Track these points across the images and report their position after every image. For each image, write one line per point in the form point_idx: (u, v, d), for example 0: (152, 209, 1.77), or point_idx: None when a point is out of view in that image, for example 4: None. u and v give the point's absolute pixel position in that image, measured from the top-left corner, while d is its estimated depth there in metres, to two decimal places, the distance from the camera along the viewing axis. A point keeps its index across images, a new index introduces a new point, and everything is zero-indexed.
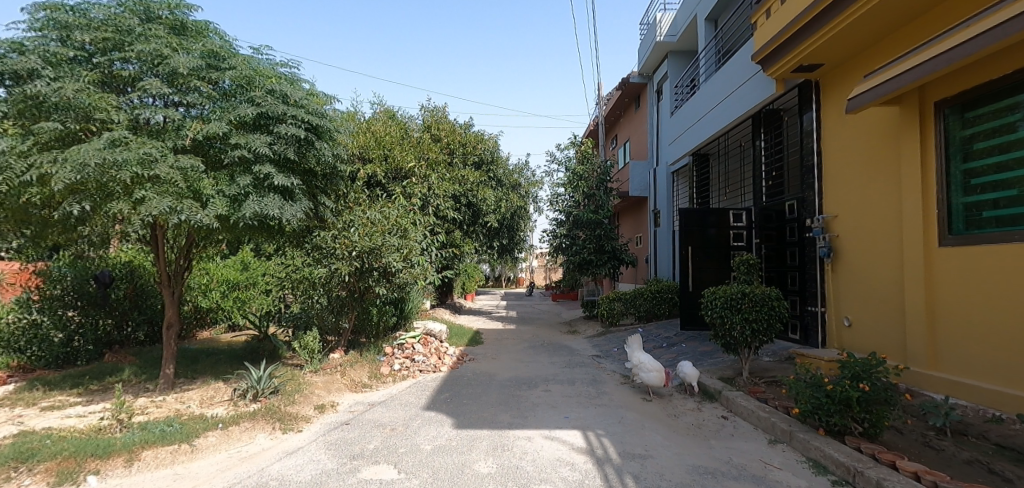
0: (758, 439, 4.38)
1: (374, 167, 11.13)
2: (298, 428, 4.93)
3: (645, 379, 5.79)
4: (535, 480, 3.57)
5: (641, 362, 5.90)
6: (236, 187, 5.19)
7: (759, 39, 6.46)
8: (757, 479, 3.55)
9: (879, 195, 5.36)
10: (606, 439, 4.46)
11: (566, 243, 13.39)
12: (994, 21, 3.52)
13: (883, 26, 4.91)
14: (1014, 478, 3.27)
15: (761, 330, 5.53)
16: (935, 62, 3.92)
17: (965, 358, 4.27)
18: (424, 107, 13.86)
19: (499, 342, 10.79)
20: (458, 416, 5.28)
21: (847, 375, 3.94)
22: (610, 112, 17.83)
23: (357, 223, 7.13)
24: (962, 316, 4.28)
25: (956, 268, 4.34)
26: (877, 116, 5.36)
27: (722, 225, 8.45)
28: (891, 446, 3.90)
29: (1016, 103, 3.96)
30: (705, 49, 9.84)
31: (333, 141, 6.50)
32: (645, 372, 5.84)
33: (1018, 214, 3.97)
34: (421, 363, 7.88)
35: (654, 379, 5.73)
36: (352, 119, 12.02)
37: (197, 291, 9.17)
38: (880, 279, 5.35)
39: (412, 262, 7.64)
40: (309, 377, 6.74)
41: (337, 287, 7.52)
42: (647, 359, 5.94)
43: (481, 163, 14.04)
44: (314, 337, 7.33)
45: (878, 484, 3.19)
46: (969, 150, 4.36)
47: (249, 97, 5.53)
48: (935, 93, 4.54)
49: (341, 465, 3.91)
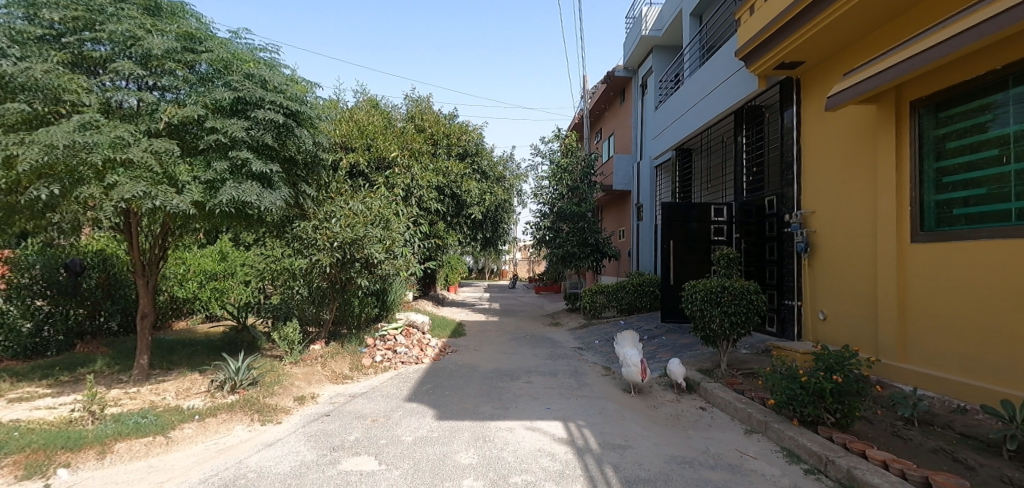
0: (734, 429, 4.47)
1: (357, 156, 11.03)
2: (277, 419, 4.86)
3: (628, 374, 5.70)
4: (516, 470, 3.59)
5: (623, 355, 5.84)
6: (212, 173, 5.07)
7: (743, 35, 6.52)
8: (733, 468, 3.63)
9: (854, 192, 5.48)
10: (587, 430, 4.51)
11: (550, 235, 13.43)
12: (973, 21, 3.58)
13: (863, 25, 5.00)
14: (976, 466, 3.36)
15: (739, 323, 5.63)
16: (912, 62, 4.00)
17: (934, 352, 4.41)
18: (408, 97, 13.74)
19: (481, 334, 10.82)
20: (439, 407, 5.27)
21: (821, 367, 4.03)
22: (596, 105, 17.88)
23: (338, 214, 7.03)
24: (933, 311, 4.41)
25: (928, 264, 4.47)
26: (854, 114, 5.47)
27: (704, 219, 8.56)
28: (862, 436, 3.99)
29: (989, 104, 4.07)
30: (688, 45, 9.91)
31: (314, 128, 6.39)
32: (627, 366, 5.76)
33: (986, 212, 4.11)
34: (403, 354, 7.81)
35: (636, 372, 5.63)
36: (334, 107, 11.83)
37: (173, 280, 8.96)
38: (854, 274, 5.49)
39: (395, 254, 7.59)
40: (288, 368, 6.66)
41: (318, 278, 7.40)
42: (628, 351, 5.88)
43: (465, 154, 13.94)
44: (294, 328, 7.22)
45: (848, 473, 3.28)
46: (942, 149, 4.48)
47: (226, 81, 5.39)
48: (911, 91, 4.64)
49: (320, 457, 3.88)
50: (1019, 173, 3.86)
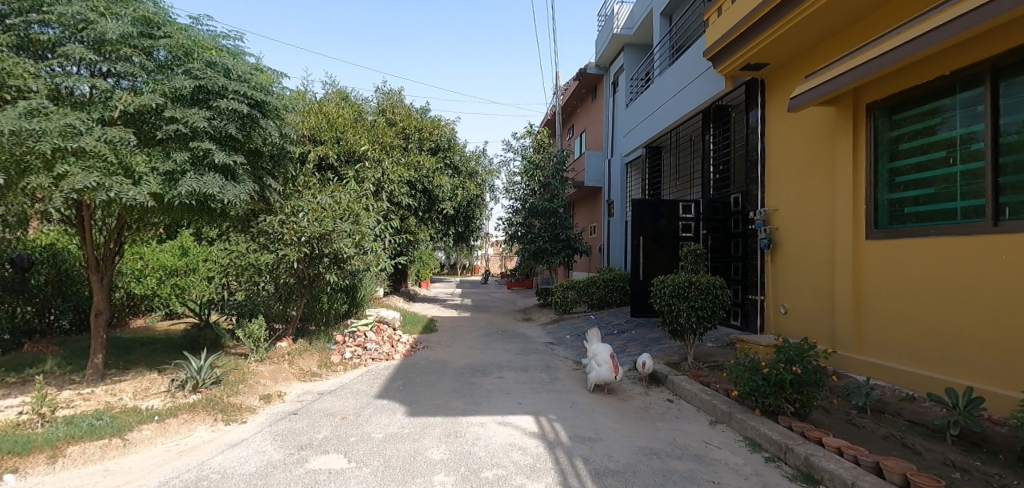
0: (700, 420, 4.60)
1: (325, 149, 10.82)
2: (242, 419, 4.74)
3: (596, 374, 5.58)
4: (487, 465, 3.60)
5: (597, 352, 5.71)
6: (171, 163, 4.86)
7: (711, 35, 6.67)
8: (698, 458, 3.73)
9: (815, 191, 5.70)
10: (558, 423, 4.56)
11: (522, 231, 13.45)
12: (923, 28, 3.78)
13: (824, 29, 5.19)
14: (923, 451, 3.55)
15: (705, 317, 5.78)
16: (868, 67, 4.19)
17: (886, 343, 4.63)
18: (379, 90, 13.55)
19: (453, 330, 10.79)
20: (411, 404, 5.23)
21: (781, 359, 4.18)
22: (568, 103, 18.01)
23: (306, 208, 6.85)
24: (887, 305, 4.63)
25: (882, 260, 4.69)
26: (815, 115, 5.68)
27: (672, 216, 8.72)
28: (819, 424, 4.16)
29: (937, 108, 4.29)
30: (658, 44, 10.08)
31: (280, 120, 6.22)
32: (598, 365, 5.64)
33: (934, 211, 4.33)
34: (373, 350, 7.72)
35: (606, 375, 5.53)
36: (302, 99, 11.55)
37: (130, 276, 8.55)
38: (813, 270, 5.72)
39: (364, 249, 7.48)
40: (253, 366, 6.50)
41: (286, 274, 7.21)
42: (603, 349, 5.76)
43: (437, 149, 13.79)
44: (260, 325, 7.03)
45: (806, 460, 3.42)
46: (895, 150, 4.70)
47: (186, 69, 5.18)
48: (868, 94, 4.85)
49: (287, 456, 3.80)
50: (964, 174, 4.07)
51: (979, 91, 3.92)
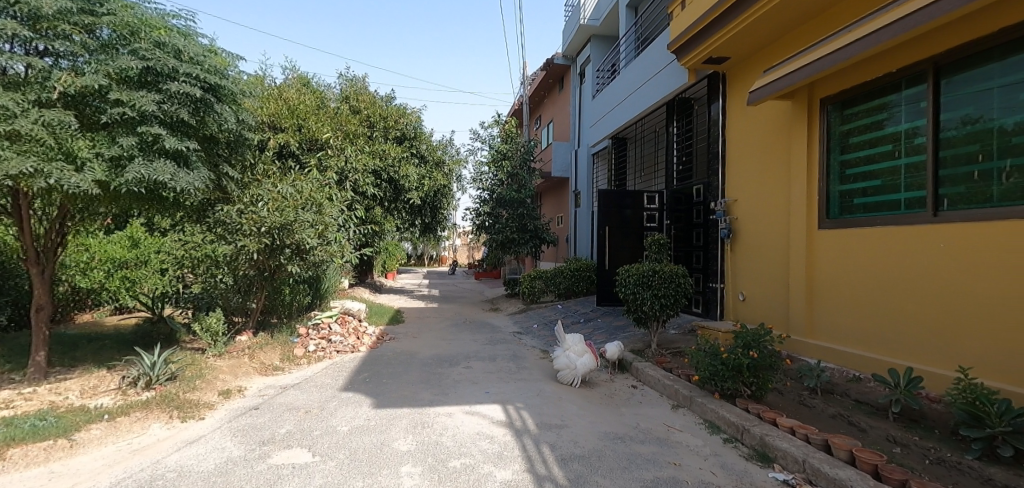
0: (662, 405, 4.74)
1: (286, 136, 10.47)
2: (199, 415, 4.58)
3: (578, 363, 5.49)
4: (455, 454, 3.61)
5: (572, 343, 5.69)
6: (118, 149, 4.61)
7: (675, 28, 6.77)
8: (661, 441, 3.85)
9: (771, 182, 5.91)
10: (525, 412, 4.61)
11: (489, 221, 13.42)
12: (872, 27, 3.95)
13: (782, 24, 5.34)
14: (867, 428, 3.77)
15: (668, 305, 5.94)
16: (821, 63, 4.36)
17: (836, 328, 4.87)
18: (342, 76, 13.18)
19: (421, 321, 10.71)
20: (377, 396, 5.18)
21: (740, 344, 4.33)
22: (535, 93, 17.99)
23: (265, 198, 6.61)
24: (837, 291, 4.87)
25: (832, 249, 4.92)
26: (772, 109, 5.88)
27: (637, 206, 8.86)
28: (773, 406, 4.36)
29: (884, 104, 4.50)
30: (625, 36, 10.20)
31: (237, 105, 5.97)
32: (577, 356, 5.56)
33: (880, 202, 4.55)
34: (338, 343, 7.58)
35: (589, 363, 5.49)
36: (260, 84, 11.11)
37: (74, 269, 8.10)
38: (770, 259, 5.93)
39: (328, 239, 7.30)
40: (212, 361, 6.28)
41: (245, 266, 6.97)
42: (577, 340, 5.73)
43: (403, 138, 13.56)
44: (217, 318, 6.79)
45: (761, 440, 3.58)
46: (846, 144, 4.92)
47: (133, 49, 4.89)
48: (822, 89, 5.05)
49: (248, 452, 3.70)
50: (908, 167, 4.29)
51: (922, 88, 4.14)
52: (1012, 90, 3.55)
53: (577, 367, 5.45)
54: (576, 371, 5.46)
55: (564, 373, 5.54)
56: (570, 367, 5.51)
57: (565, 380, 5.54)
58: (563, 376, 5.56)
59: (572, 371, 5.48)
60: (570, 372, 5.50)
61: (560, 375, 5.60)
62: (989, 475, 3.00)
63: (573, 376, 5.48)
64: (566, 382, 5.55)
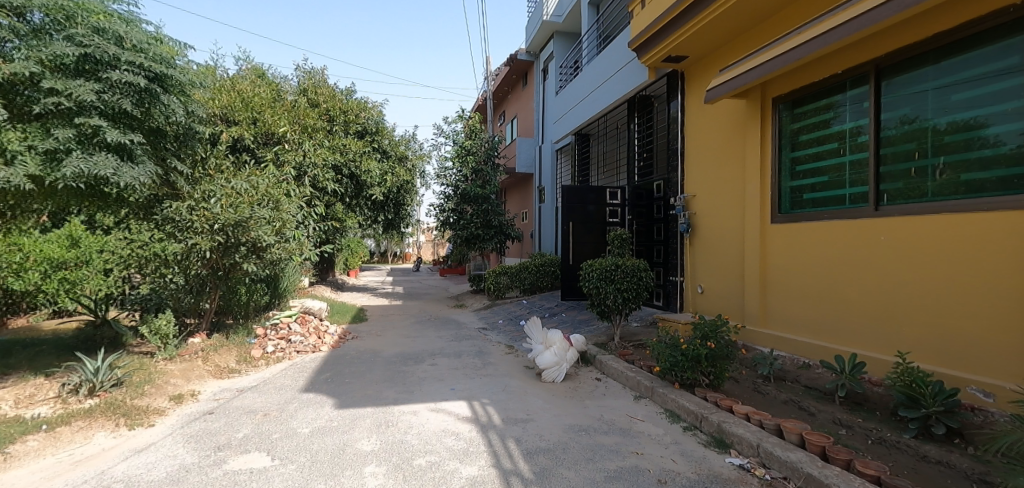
0: (625, 396, 4.85)
1: (240, 130, 10.06)
2: (148, 422, 4.36)
3: (566, 358, 5.55)
4: (420, 452, 3.57)
5: (557, 340, 5.65)
6: (53, 141, 4.32)
7: (635, 26, 6.89)
8: (624, 432, 3.93)
9: (728, 178, 6.11)
10: (491, 407, 4.61)
11: (454, 217, 13.32)
12: (819, 30, 4.16)
13: (737, 25, 5.53)
14: (815, 412, 3.97)
15: (630, 298, 6.07)
16: (773, 64, 4.56)
17: (787, 318, 5.10)
18: (300, 68, 12.77)
19: (384, 318, 10.54)
20: (339, 396, 5.07)
21: (698, 335, 4.47)
22: (499, 89, 17.96)
23: (218, 194, 6.32)
24: (788, 283, 5.09)
25: (783, 242, 5.14)
26: (728, 108, 6.08)
27: (600, 202, 8.98)
28: (730, 394, 4.53)
29: (830, 104, 4.73)
30: (586, 34, 10.30)
31: (186, 96, 5.68)
32: (563, 352, 5.58)
33: (827, 197, 4.79)
34: (298, 343, 7.36)
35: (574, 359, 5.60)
36: (211, 74, 10.62)
37: (5, 271, 7.26)
38: (726, 253, 6.15)
39: (286, 237, 7.07)
40: (162, 365, 5.98)
41: (197, 265, 6.67)
42: (559, 336, 5.75)
43: (364, 133, 13.29)
44: (167, 320, 6.49)
45: (719, 427, 3.72)
46: (796, 141, 5.15)
47: (68, 35, 4.56)
48: (774, 90, 5.26)
49: (202, 458, 3.55)
50: (853, 163, 4.52)
51: (865, 89, 4.38)
52: (945, 92, 3.80)
53: (566, 363, 5.49)
54: (565, 367, 5.49)
55: (551, 370, 5.48)
56: (558, 364, 5.49)
57: (552, 377, 5.46)
58: (550, 372, 5.48)
59: (561, 367, 5.48)
60: (559, 368, 5.48)
61: (546, 372, 5.49)
62: (924, 452, 3.21)
63: (561, 372, 5.47)
64: (551, 379, 5.47)
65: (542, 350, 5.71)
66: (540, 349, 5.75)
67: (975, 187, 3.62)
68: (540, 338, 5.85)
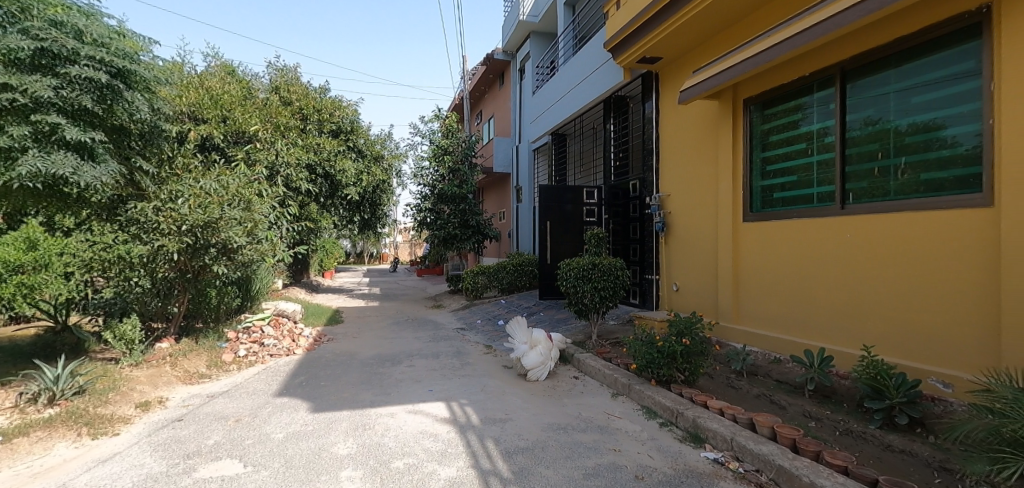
0: (602, 393, 4.89)
1: (209, 128, 9.78)
2: (113, 430, 4.20)
3: (550, 358, 5.59)
4: (398, 455, 3.54)
5: (542, 340, 5.71)
6: (6, 138, 4.13)
7: (611, 27, 6.95)
8: (602, 429, 3.97)
9: (701, 177, 6.22)
10: (469, 407, 4.60)
11: (431, 217, 13.21)
12: (788, 33, 4.27)
13: (709, 27, 5.64)
14: (786, 405, 4.07)
15: (607, 297, 6.12)
16: (744, 66, 4.67)
17: (759, 314, 5.22)
18: (271, 65, 12.49)
19: (361, 320, 10.39)
20: (315, 399, 4.98)
21: (674, 332, 4.55)
22: (475, 88, 17.90)
23: (186, 194, 6.11)
24: (760, 280, 5.21)
25: (755, 240, 5.26)
26: (701, 108, 6.19)
27: (577, 201, 9.04)
28: (705, 389, 4.61)
29: (799, 105, 4.87)
30: (562, 34, 10.37)
31: (151, 93, 5.48)
32: (548, 352, 5.62)
33: (796, 196, 4.92)
34: (271, 347, 7.20)
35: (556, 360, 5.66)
36: (178, 71, 10.30)
37: None
38: (700, 251, 6.26)
39: (258, 238, 6.90)
40: (127, 372, 5.77)
41: (164, 267, 6.46)
42: (543, 337, 5.81)
43: (339, 132, 13.08)
44: (133, 325, 6.25)
45: (694, 422, 3.78)
46: (767, 142, 5.27)
47: (21, 27, 4.36)
48: (745, 91, 5.39)
49: (170, 467, 3.44)
50: (820, 163, 4.66)
51: (831, 91, 4.53)
52: (905, 95, 3.94)
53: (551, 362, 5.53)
54: (549, 367, 5.53)
55: (537, 369, 5.47)
56: (543, 364, 5.51)
57: (536, 376, 5.45)
58: (535, 372, 5.47)
59: (546, 366, 5.51)
60: (543, 368, 5.50)
61: (531, 371, 5.47)
62: (888, 442, 3.33)
63: (545, 371, 5.50)
64: (536, 378, 5.46)
65: (526, 350, 5.69)
66: (523, 348, 5.74)
67: (934, 186, 3.76)
68: (524, 338, 5.86)
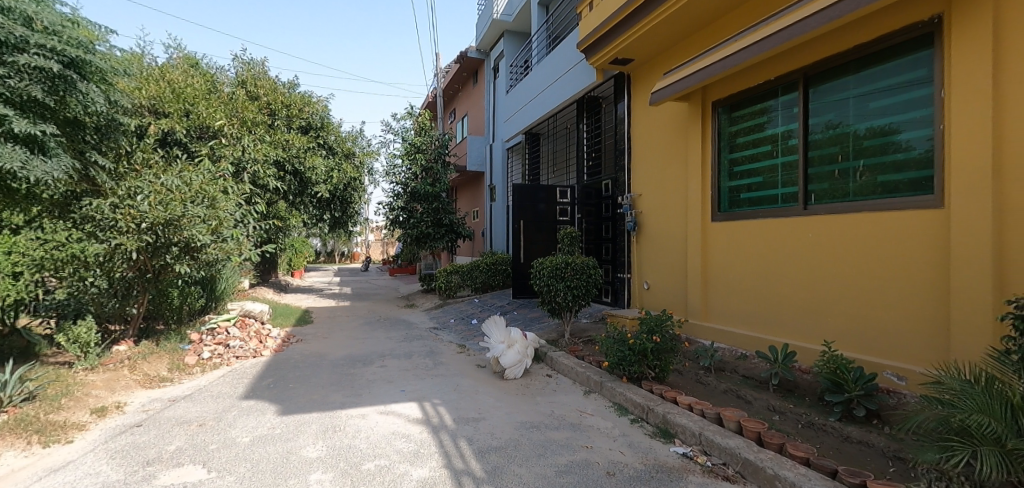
0: (575, 391, 4.94)
1: (171, 122, 9.41)
2: (66, 438, 4.00)
3: (528, 357, 5.64)
4: (369, 456, 3.49)
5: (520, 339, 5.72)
6: None
7: (584, 28, 7.02)
8: (574, 426, 4.00)
9: (671, 177, 6.34)
10: (442, 407, 4.57)
11: (403, 216, 13.01)
12: (754, 38, 4.40)
13: (680, 31, 5.75)
14: (752, 400, 4.20)
15: (580, 295, 6.17)
16: (712, 69, 4.79)
17: (726, 312, 5.35)
18: (238, 58, 12.13)
19: (331, 320, 10.19)
20: (283, 401, 4.86)
21: (645, 329, 4.64)
22: (449, 86, 17.78)
23: (146, 191, 5.86)
24: (727, 278, 5.34)
25: (723, 240, 5.40)
26: (672, 110, 6.31)
27: (550, 200, 9.08)
28: (674, 385, 4.71)
29: (765, 109, 5.01)
30: (536, 34, 10.41)
31: (108, 85, 5.26)
32: (525, 351, 5.66)
33: (762, 197, 5.06)
34: (236, 348, 7.00)
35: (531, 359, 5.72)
36: (137, 62, 9.87)
37: None
38: (670, 250, 6.38)
39: (223, 236, 6.67)
40: (82, 376, 5.51)
41: (122, 267, 6.20)
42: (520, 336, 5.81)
43: (308, 128, 12.80)
44: (88, 327, 5.98)
45: (664, 418, 3.85)
46: (734, 143, 5.41)
47: None
48: (714, 94, 5.52)
49: (128, 475, 3.30)
50: (784, 165, 4.82)
51: (794, 96, 4.68)
52: (864, 100, 4.11)
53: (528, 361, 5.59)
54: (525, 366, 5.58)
55: (515, 368, 5.49)
56: (521, 363, 5.55)
57: (514, 375, 5.47)
58: (513, 371, 5.49)
59: (523, 365, 5.54)
60: (521, 367, 5.53)
61: (509, 369, 5.47)
62: (847, 433, 3.47)
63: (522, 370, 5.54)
64: (513, 376, 5.48)
65: (505, 348, 5.65)
66: (501, 348, 5.68)
67: (890, 188, 3.93)
68: (501, 337, 5.80)
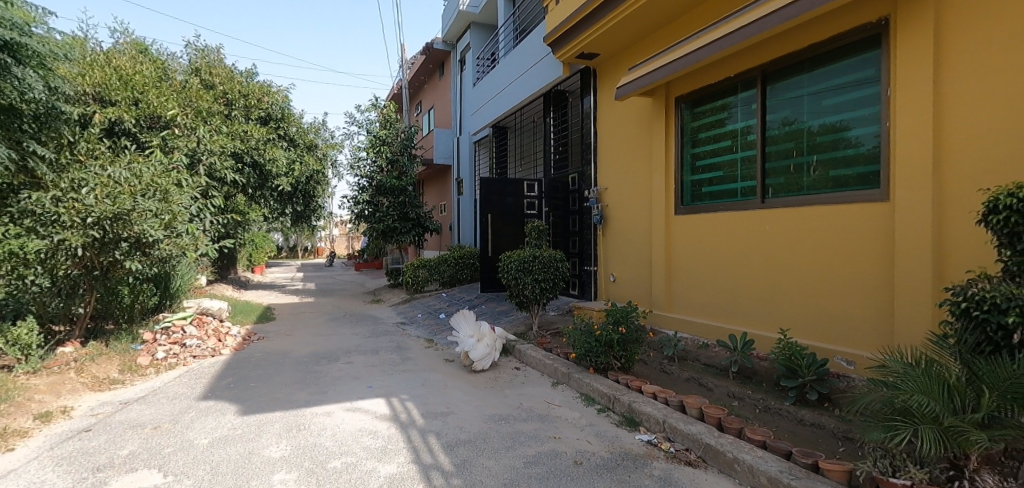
0: (543, 383, 4.99)
1: (119, 111, 8.91)
2: (6, 446, 3.76)
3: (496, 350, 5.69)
4: (335, 454, 3.43)
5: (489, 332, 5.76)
6: None
7: (551, 22, 7.03)
8: (542, 418, 4.05)
9: (636, 171, 6.45)
10: (410, 402, 4.54)
11: (368, 209, 12.81)
12: (714, 36, 4.52)
13: (644, 26, 5.84)
14: (713, 388, 4.35)
15: (547, 288, 6.22)
16: (675, 65, 4.89)
17: (688, 302, 5.51)
18: (191, 45, 11.59)
19: (295, 317, 9.93)
20: (244, 401, 4.71)
21: (611, 321, 4.71)
22: (415, 77, 17.49)
23: (91, 183, 5.53)
24: (689, 270, 5.50)
25: (685, 232, 5.54)
26: (636, 105, 6.41)
27: (518, 194, 9.10)
28: (639, 375, 4.83)
29: (725, 105, 5.15)
30: (503, 27, 10.36)
31: (47, 70, 4.97)
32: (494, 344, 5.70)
33: (722, 190, 5.22)
34: (193, 348, 6.74)
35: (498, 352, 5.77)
36: (79, 46, 9.29)
37: None
38: (635, 242, 6.50)
39: (177, 231, 6.35)
40: (23, 380, 5.18)
41: (67, 264, 5.84)
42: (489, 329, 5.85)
43: (268, 119, 12.37)
44: (29, 328, 5.62)
45: (629, 406, 3.94)
46: (696, 138, 5.55)
47: None
48: (676, 89, 5.64)
49: (76, 483, 3.13)
50: (744, 160, 4.97)
51: (753, 92, 4.84)
52: (817, 98, 4.28)
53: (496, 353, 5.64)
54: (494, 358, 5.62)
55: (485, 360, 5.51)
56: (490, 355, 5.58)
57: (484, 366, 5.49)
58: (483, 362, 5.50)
59: (493, 357, 5.59)
60: (490, 359, 5.56)
61: (480, 361, 5.48)
62: (801, 416, 3.65)
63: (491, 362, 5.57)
64: (482, 368, 5.49)
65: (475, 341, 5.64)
66: (471, 340, 5.64)
67: (841, 182, 4.12)
68: (470, 330, 5.79)
